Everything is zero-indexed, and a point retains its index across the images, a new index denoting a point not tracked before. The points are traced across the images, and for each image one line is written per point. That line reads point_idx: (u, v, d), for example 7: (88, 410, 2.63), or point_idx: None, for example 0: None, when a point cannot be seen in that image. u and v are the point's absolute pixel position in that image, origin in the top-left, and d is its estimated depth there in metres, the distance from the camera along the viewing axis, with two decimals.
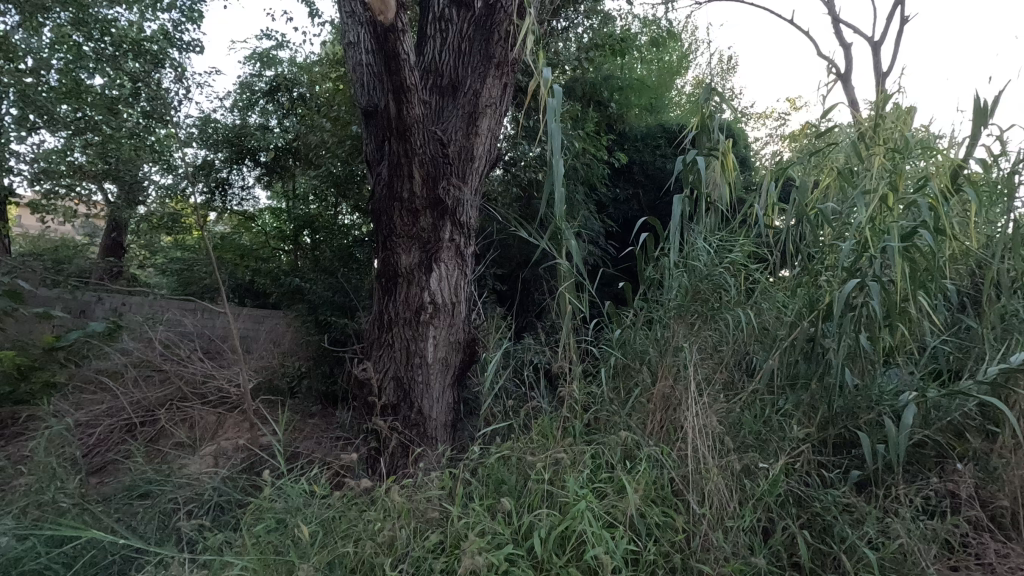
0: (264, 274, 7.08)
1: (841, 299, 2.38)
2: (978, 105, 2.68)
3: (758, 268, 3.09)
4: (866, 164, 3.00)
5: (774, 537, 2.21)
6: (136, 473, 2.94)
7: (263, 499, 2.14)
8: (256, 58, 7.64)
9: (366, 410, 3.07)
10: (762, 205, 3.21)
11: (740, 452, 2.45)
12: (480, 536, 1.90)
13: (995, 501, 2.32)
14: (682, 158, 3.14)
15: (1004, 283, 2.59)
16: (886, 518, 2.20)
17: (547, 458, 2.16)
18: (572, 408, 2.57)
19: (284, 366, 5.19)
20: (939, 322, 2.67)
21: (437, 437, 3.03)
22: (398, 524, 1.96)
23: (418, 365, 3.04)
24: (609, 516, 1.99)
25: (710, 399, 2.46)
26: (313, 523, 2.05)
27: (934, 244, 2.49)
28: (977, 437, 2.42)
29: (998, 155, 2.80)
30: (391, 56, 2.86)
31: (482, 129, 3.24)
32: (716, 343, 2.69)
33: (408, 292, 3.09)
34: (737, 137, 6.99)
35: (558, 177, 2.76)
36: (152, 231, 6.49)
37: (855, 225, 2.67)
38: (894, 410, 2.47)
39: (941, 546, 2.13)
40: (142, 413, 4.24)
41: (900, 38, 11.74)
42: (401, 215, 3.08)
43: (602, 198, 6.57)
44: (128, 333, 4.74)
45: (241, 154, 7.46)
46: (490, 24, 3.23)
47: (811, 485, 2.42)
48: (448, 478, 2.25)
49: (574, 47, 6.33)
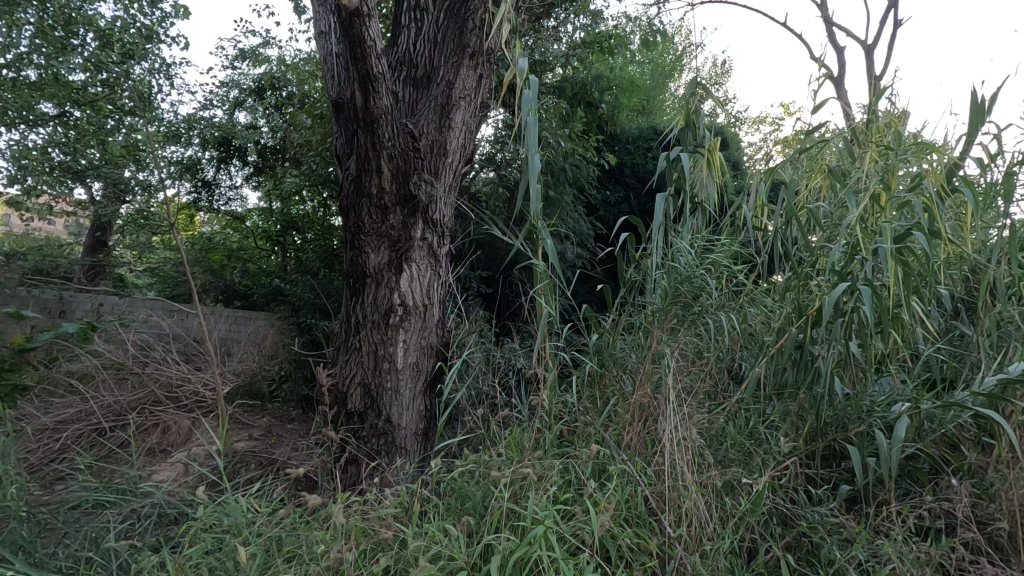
0: (249, 275, 6.93)
1: (829, 305, 2.24)
2: (975, 101, 2.54)
3: (744, 271, 2.95)
4: (858, 164, 2.86)
5: (757, 559, 2.07)
6: (82, 487, 2.57)
7: (201, 520, 1.98)
8: (243, 55, 7.43)
9: (332, 419, 2.90)
10: (750, 205, 3.06)
11: (722, 467, 2.30)
12: (432, 561, 1.76)
13: (993, 522, 2.14)
14: (666, 155, 2.96)
15: (1000, 288, 2.45)
16: (876, 539, 2.05)
17: (512, 473, 2.01)
18: (544, 418, 2.42)
19: (265, 368, 4.92)
20: (933, 329, 2.54)
21: (407, 448, 2.86)
22: (347, 547, 1.80)
23: (386, 370, 2.87)
24: (575, 540, 1.85)
25: (690, 410, 2.33)
26: (254, 544, 1.89)
27: (929, 247, 2.34)
28: (973, 450, 2.28)
29: (996, 154, 2.66)
30: (357, 42, 2.71)
31: (456, 122, 3.10)
32: (697, 350, 2.55)
33: (377, 293, 2.94)
34: (729, 140, 6.88)
35: (534, 171, 2.60)
36: (136, 231, 6.27)
37: (845, 226, 2.53)
38: (885, 422, 2.33)
39: (935, 570, 1.98)
40: (112, 418, 3.89)
41: (893, 43, 11.69)
42: (370, 212, 2.93)
43: (591, 200, 6.44)
44: (99, 335, 4.53)
45: (228, 153, 7.23)
46: (465, 13, 3.09)
47: (798, 501, 2.28)
48: (406, 493, 2.11)
49: (563, 46, 6.18)
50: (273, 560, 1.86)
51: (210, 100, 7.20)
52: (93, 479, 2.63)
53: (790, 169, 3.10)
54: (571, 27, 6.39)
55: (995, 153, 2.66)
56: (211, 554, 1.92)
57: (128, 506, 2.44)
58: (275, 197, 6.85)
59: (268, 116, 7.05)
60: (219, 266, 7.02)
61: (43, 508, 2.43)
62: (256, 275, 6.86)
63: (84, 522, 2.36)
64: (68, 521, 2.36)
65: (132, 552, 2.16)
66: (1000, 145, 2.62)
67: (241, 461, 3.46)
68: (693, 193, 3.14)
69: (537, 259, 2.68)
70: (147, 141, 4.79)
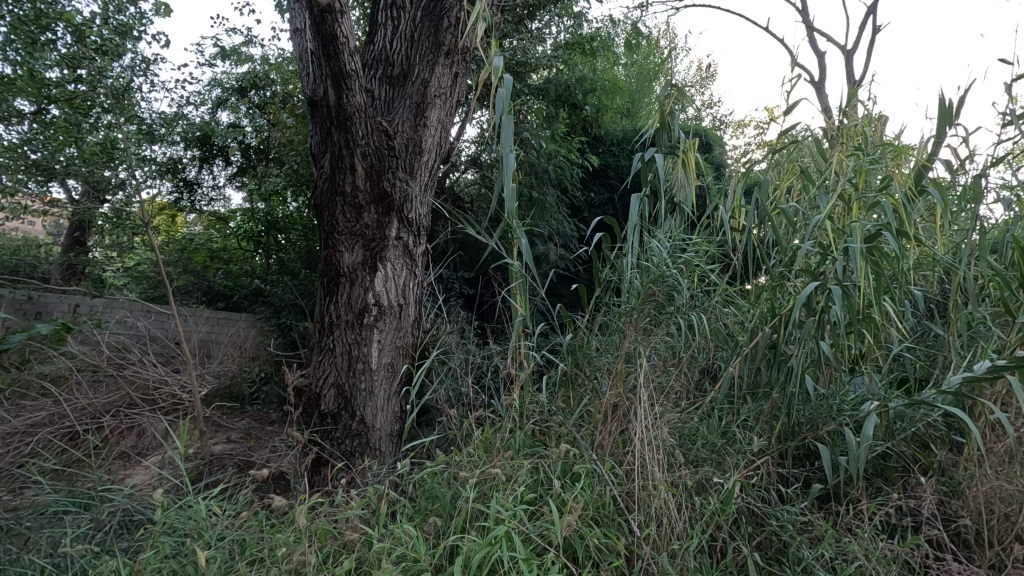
0: (231, 276, 6.78)
1: (799, 304, 2.26)
2: (943, 104, 2.57)
3: (719, 272, 2.95)
4: (831, 165, 2.89)
5: (726, 557, 2.07)
6: (45, 494, 2.47)
7: (161, 523, 1.96)
8: (225, 54, 7.35)
9: (303, 420, 2.86)
10: (727, 206, 3.06)
11: (694, 467, 2.30)
12: (397, 564, 1.74)
13: (958, 519, 2.17)
14: (640, 156, 2.97)
15: (970, 288, 2.48)
16: (843, 538, 2.07)
17: (481, 473, 2.00)
18: (517, 418, 2.41)
19: (245, 370, 4.83)
20: (904, 330, 2.56)
21: (381, 449, 2.83)
22: (310, 549, 1.77)
23: (360, 370, 2.84)
24: (542, 540, 1.84)
25: (662, 410, 2.33)
26: (213, 548, 1.85)
27: (898, 248, 2.37)
28: (943, 449, 2.31)
29: (965, 158, 2.69)
30: (329, 39, 2.68)
31: (431, 121, 3.08)
32: (669, 350, 2.56)
33: (351, 293, 2.90)
34: (712, 142, 6.92)
35: (509, 170, 2.57)
36: (115, 231, 6.15)
37: (814, 226, 2.55)
38: (855, 421, 2.34)
39: (900, 567, 2.00)
40: (86, 422, 3.67)
41: (872, 49, 11.92)
42: (343, 210, 2.90)
43: (575, 201, 6.46)
44: (72, 336, 4.32)
45: (211, 152, 7.22)
46: (440, 12, 3.08)
47: (769, 501, 2.29)
48: (373, 494, 2.09)
49: (545, 48, 6.20)
50: (234, 563, 1.83)
51: (193, 100, 7.15)
52: (58, 485, 2.55)
53: (765, 170, 3.11)
54: (555, 29, 6.41)
55: (965, 156, 2.70)
56: (171, 558, 1.90)
57: (95, 511, 2.33)
58: (257, 196, 6.70)
59: (251, 116, 6.95)
60: (201, 266, 6.82)
61: (7, 514, 2.34)
62: (238, 276, 6.70)
63: (49, 528, 2.28)
64: (33, 527, 2.29)
65: (94, 556, 2.11)
66: (969, 148, 2.66)
67: (220, 463, 3.41)
68: (670, 194, 3.14)
69: (512, 259, 2.64)
70: (124, 140, 4.67)
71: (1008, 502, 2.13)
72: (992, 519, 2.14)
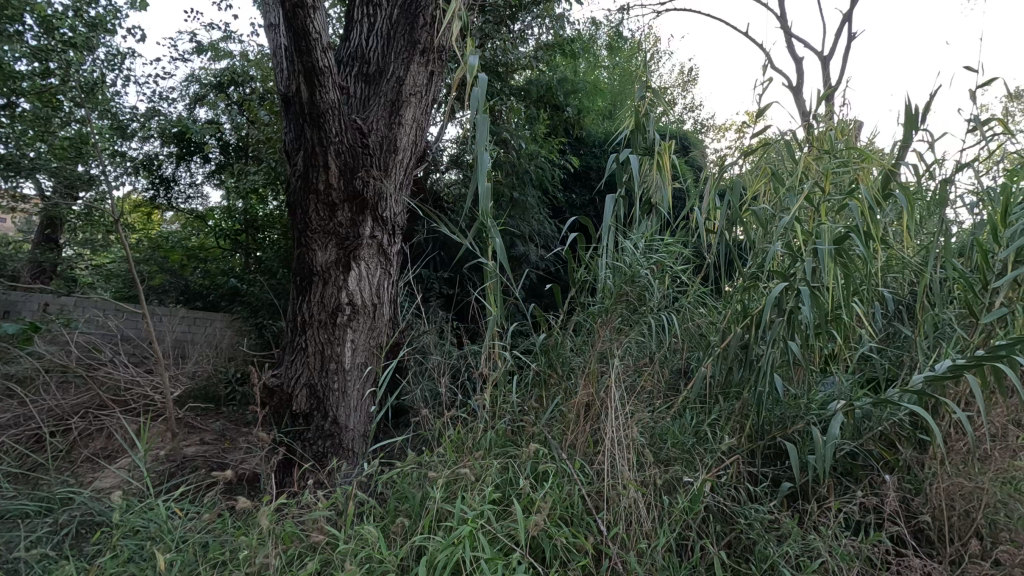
0: (209, 276, 6.60)
1: (768, 305, 2.29)
2: (908, 111, 2.62)
3: (693, 274, 2.98)
4: (802, 169, 2.93)
5: (694, 556, 2.09)
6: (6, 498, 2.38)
7: (121, 525, 1.92)
8: (203, 50, 7.21)
9: (274, 420, 2.82)
10: (703, 208, 3.08)
11: (664, 466, 2.32)
12: (361, 565, 1.73)
13: (919, 516, 2.22)
14: (615, 157, 2.99)
15: (936, 290, 2.52)
16: (809, 535, 2.10)
17: (449, 473, 2.00)
18: (489, 420, 2.40)
19: (220, 370, 4.73)
20: (873, 331, 2.60)
21: (353, 450, 2.79)
22: (274, 552, 1.75)
23: (333, 370, 2.80)
24: (509, 539, 1.84)
25: (633, 409, 2.34)
26: (172, 552, 1.82)
27: (866, 251, 2.42)
28: (908, 447, 2.35)
29: (931, 163, 2.75)
30: (302, 35, 2.66)
31: (406, 119, 3.07)
32: (639, 349, 2.57)
33: (324, 292, 2.87)
34: (692, 145, 6.97)
35: (484, 170, 2.56)
36: (89, 229, 5.99)
37: (784, 228, 2.59)
38: (822, 420, 2.37)
39: (862, 564, 2.04)
40: (53, 424, 3.47)
41: (847, 56, 12.17)
42: (316, 209, 2.86)
43: (556, 201, 6.46)
44: (41, 336, 4.13)
45: (189, 149, 7.02)
46: (415, 10, 3.07)
47: (738, 499, 2.31)
48: (340, 494, 2.07)
49: (526, 48, 6.19)
50: (196, 564, 1.81)
51: (171, 96, 7.00)
52: (19, 489, 2.45)
53: (741, 172, 3.13)
54: (537, 30, 6.39)
55: (931, 161, 2.76)
56: (131, 561, 1.86)
57: (56, 514, 2.26)
58: (234, 195, 6.59)
59: (229, 112, 6.74)
60: (178, 265, 6.62)
61: None
62: (214, 275, 6.52)
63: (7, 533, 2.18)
64: None
65: (53, 559, 2.06)
66: (935, 152, 2.71)
67: (191, 463, 3.34)
68: (646, 195, 3.15)
69: (487, 258, 2.62)
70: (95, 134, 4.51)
71: (969, 499, 2.17)
72: (952, 516, 2.19)
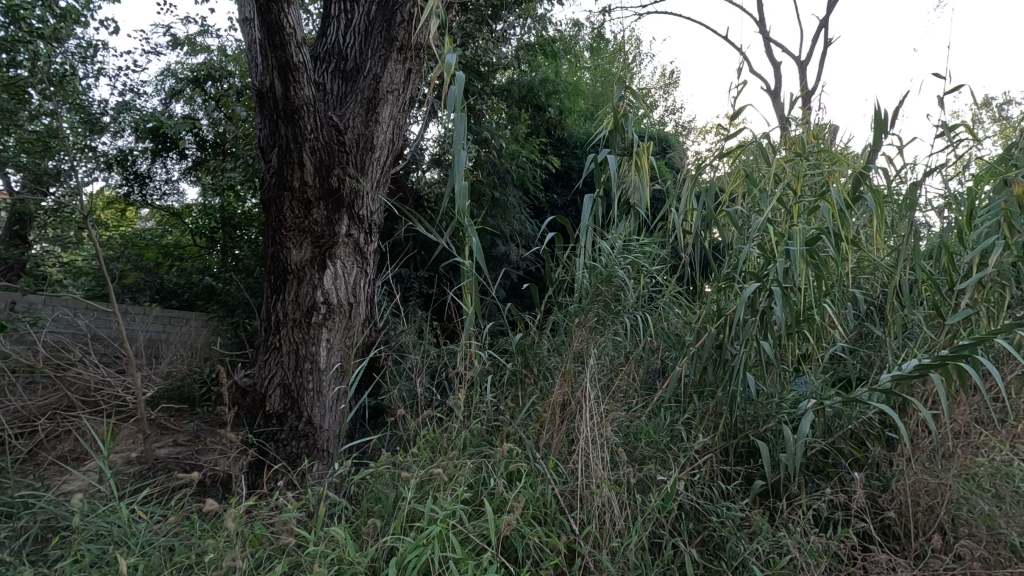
0: (184, 275, 6.48)
1: (741, 305, 2.32)
2: (878, 115, 2.68)
3: (670, 275, 3.00)
4: (777, 171, 2.97)
5: (666, 553, 2.11)
6: None
7: (82, 529, 1.87)
8: (179, 44, 7.05)
9: (247, 421, 2.78)
10: (680, 209, 3.10)
11: (638, 465, 2.34)
12: (330, 568, 1.71)
13: (885, 512, 2.27)
14: (593, 158, 2.99)
15: (904, 291, 2.58)
16: (778, 532, 2.13)
17: (422, 473, 1.99)
18: (464, 420, 2.39)
19: (195, 370, 4.63)
20: (844, 332, 2.64)
21: (328, 450, 2.76)
22: (241, 555, 1.72)
23: (308, 370, 2.77)
24: (480, 540, 1.84)
25: (608, 408, 2.35)
26: (134, 557, 1.78)
27: (837, 253, 2.45)
28: (877, 445, 2.40)
29: (900, 167, 2.81)
30: (275, 30, 2.63)
31: (383, 117, 3.04)
32: (615, 349, 2.58)
33: (299, 290, 2.83)
34: (673, 147, 7.02)
35: (461, 168, 2.54)
36: (59, 226, 5.81)
37: (757, 230, 2.62)
38: (793, 419, 2.40)
39: (830, 560, 2.07)
40: (17, 426, 3.35)
41: (824, 61, 12.40)
42: (291, 206, 2.82)
43: (537, 201, 6.46)
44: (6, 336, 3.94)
45: (164, 145, 6.83)
46: (393, 7, 3.05)
47: (710, 498, 2.34)
48: (312, 496, 2.05)
49: (508, 47, 6.17)
50: (161, 568, 1.78)
51: (145, 90, 6.83)
52: None
53: (718, 174, 3.16)
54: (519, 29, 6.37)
55: (900, 165, 2.82)
56: (93, 567, 1.82)
57: (15, 519, 2.19)
58: (211, 192, 6.47)
59: (206, 108, 6.57)
60: (153, 263, 6.47)
61: None
62: (190, 275, 6.42)
63: None
64: None
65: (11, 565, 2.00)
66: (903, 157, 2.77)
67: (162, 465, 3.26)
68: (625, 195, 3.16)
69: (464, 258, 2.60)
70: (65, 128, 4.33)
71: (934, 495, 2.23)
72: (917, 512, 2.24)
